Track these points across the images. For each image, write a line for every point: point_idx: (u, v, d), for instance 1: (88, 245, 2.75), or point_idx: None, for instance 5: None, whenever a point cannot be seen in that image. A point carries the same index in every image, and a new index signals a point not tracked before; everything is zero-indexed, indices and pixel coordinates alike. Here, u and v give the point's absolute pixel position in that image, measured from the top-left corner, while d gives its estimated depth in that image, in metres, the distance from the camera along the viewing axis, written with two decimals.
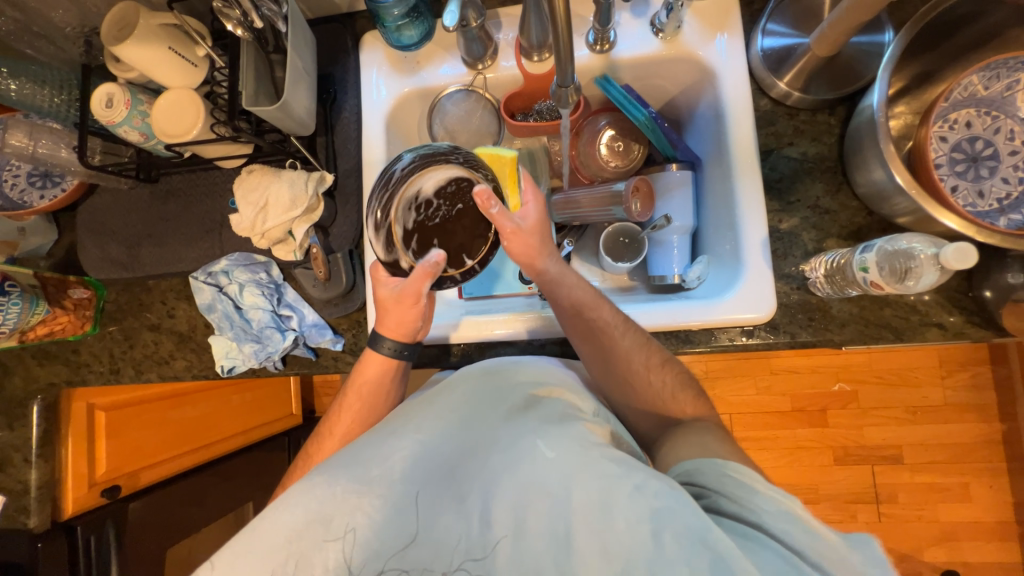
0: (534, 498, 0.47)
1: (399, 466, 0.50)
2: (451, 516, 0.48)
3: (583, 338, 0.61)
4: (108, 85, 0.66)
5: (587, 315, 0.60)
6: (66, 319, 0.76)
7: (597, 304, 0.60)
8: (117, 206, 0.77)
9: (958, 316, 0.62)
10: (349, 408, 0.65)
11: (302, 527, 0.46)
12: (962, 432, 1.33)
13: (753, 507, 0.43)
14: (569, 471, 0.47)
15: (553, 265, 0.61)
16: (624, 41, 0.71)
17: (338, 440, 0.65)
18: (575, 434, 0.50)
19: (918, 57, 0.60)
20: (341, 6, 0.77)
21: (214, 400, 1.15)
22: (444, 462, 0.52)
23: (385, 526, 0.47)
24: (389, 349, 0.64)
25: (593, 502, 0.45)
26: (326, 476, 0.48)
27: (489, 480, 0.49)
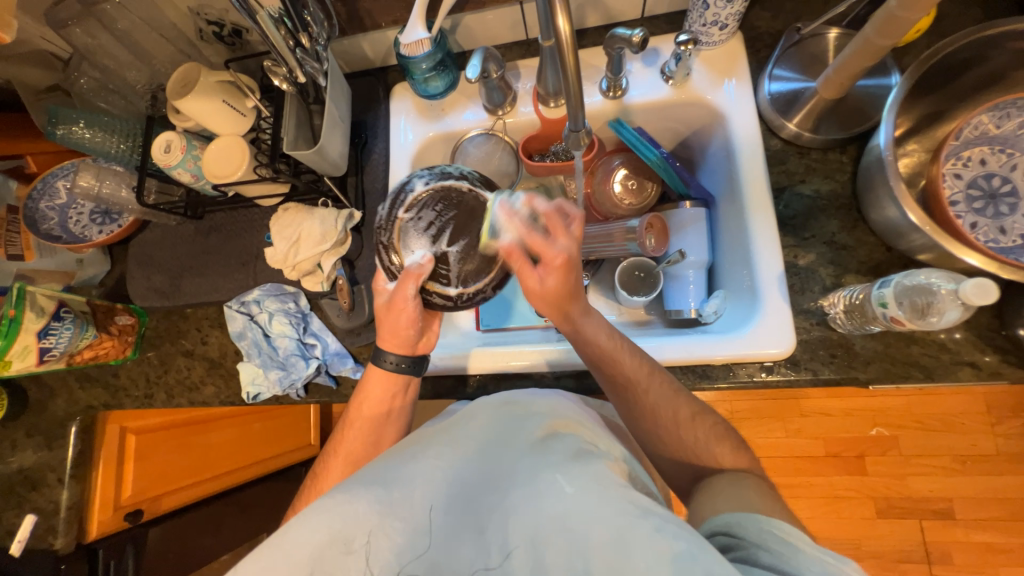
0: (552, 533, 0.45)
1: (420, 489, 0.50)
2: (470, 548, 0.48)
3: (616, 395, 0.60)
4: (168, 133, 0.74)
5: (620, 364, 0.59)
6: (110, 344, 0.81)
7: (626, 355, 0.59)
8: (166, 240, 0.84)
9: (993, 356, 0.59)
10: (361, 431, 0.68)
11: (323, 543, 0.46)
12: (1018, 484, 1.23)
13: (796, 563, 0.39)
14: (587, 508, 0.45)
15: (586, 322, 0.59)
16: (636, 88, 0.75)
17: (342, 460, 0.67)
18: (595, 471, 0.49)
19: (924, 98, 0.61)
20: (375, 61, 0.85)
21: (239, 427, 1.18)
22: (463, 493, 0.52)
23: (406, 551, 0.48)
24: (391, 363, 0.67)
25: (613, 541, 0.42)
26: (348, 494, 0.49)
27: (508, 514, 0.49)
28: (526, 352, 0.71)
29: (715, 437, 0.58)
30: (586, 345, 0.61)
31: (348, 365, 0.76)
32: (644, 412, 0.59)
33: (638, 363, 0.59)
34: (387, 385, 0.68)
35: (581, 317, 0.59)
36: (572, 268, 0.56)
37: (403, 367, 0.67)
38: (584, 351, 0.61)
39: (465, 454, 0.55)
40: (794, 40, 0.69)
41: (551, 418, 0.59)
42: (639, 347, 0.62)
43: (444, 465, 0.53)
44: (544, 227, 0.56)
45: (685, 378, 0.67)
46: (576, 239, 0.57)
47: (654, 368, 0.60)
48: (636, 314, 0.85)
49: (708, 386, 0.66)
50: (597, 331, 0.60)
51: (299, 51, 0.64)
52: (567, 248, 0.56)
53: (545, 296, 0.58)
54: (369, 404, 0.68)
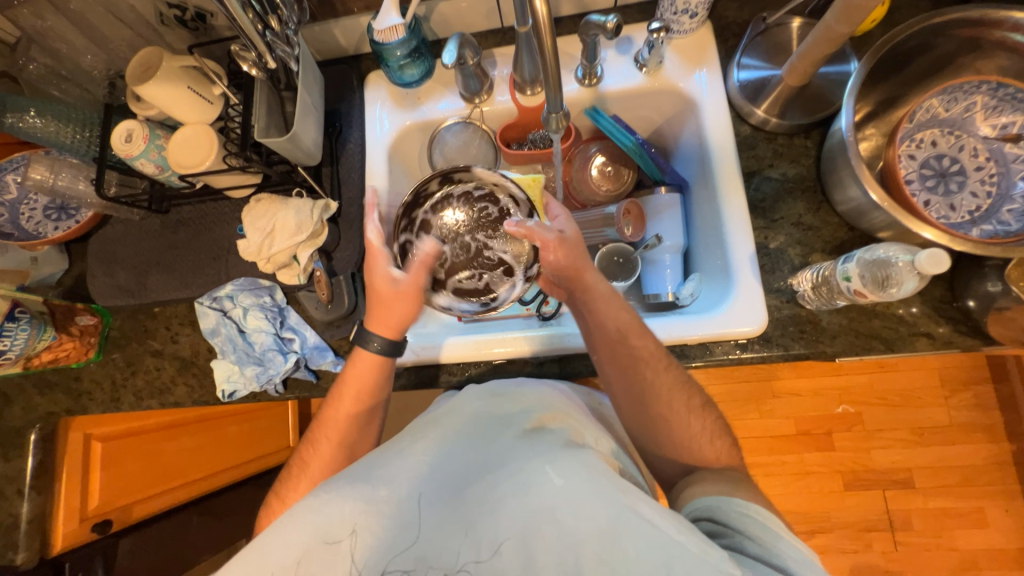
0: (543, 524, 0.45)
1: (406, 484, 0.50)
2: (460, 544, 0.46)
3: (618, 367, 0.60)
4: (129, 122, 0.70)
5: (629, 337, 0.60)
6: (72, 345, 0.77)
7: (638, 332, 0.60)
8: (129, 235, 0.80)
9: (946, 327, 0.63)
10: (340, 412, 0.65)
11: (310, 544, 0.46)
12: (970, 453, 1.31)
13: (775, 550, 0.43)
14: (578, 498, 0.46)
15: (596, 281, 0.62)
16: (611, 76, 0.76)
17: (331, 444, 0.65)
18: (585, 461, 0.50)
19: (879, 85, 0.65)
20: (348, 49, 0.83)
21: (206, 433, 1.11)
22: (453, 485, 0.51)
23: (391, 548, 0.46)
24: (375, 345, 0.64)
25: (603, 531, 0.43)
26: (333, 494, 0.48)
27: (497, 506, 0.48)
28: (508, 339, 0.71)
29: (680, 407, 0.60)
30: (587, 306, 0.62)
31: (328, 358, 0.74)
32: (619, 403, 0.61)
33: (649, 343, 0.61)
34: (373, 367, 0.65)
35: (592, 278, 0.61)
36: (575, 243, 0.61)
37: (387, 348, 0.65)
38: (586, 313, 0.62)
39: (455, 447, 0.56)
40: (761, 28, 0.71)
41: (539, 414, 0.59)
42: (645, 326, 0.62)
43: (431, 459, 0.54)
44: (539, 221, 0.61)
45: None
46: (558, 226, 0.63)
47: (659, 351, 0.61)
48: None
49: (687, 365, 0.68)
50: (603, 294, 0.61)
51: (269, 34, 0.62)
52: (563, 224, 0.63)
53: (559, 258, 0.59)
54: (352, 385, 0.65)
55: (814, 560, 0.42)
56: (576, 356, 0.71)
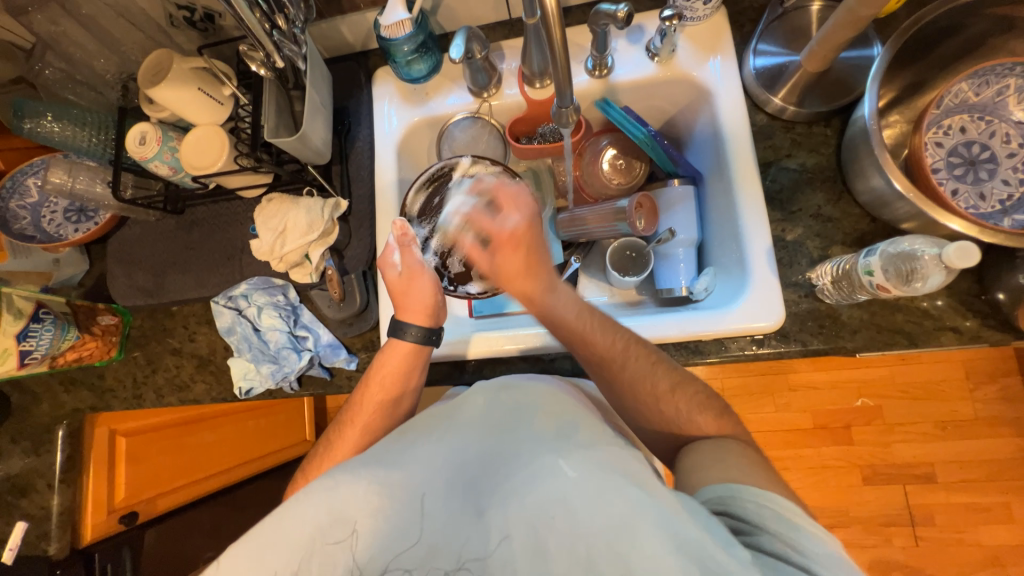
0: (554, 515, 0.46)
1: (420, 473, 0.49)
2: (470, 532, 0.47)
3: (594, 370, 0.62)
4: (142, 125, 0.71)
5: (591, 341, 0.61)
6: (94, 344, 0.79)
7: (599, 332, 0.61)
8: (146, 236, 0.82)
9: (974, 320, 0.61)
10: (370, 400, 0.66)
11: (323, 521, 0.45)
12: (996, 447, 1.28)
13: (800, 547, 0.41)
14: (590, 492, 0.46)
15: (554, 299, 0.64)
16: (621, 66, 0.74)
17: (358, 431, 0.65)
18: (598, 455, 0.49)
19: (905, 69, 0.62)
20: (355, 45, 0.83)
21: (234, 426, 1.15)
22: (465, 475, 0.51)
23: (398, 539, 0.46)
24: (412, 335, 0.66)
25: (615, 525, 0.43)
26: (349, 475, 0.48)
27: (509, 495, 0.49)
28: (517, 335, 0.71)
29: (697, 408, 0.59)
30: (556, 323, 0.64)
31: (341, 356, 0.75)
32: (632, 395, 0.60)
33: (613, 339, 0.61)
34: (409, 358, 0.66)
35: (545, 293, 0.65)
36: (522, 241, 0.66)
37: (423, 338, 0.67)
38: (555, 329, 0.64)
39: (467, 436, 0.54)
40: (778, 13, 0.69)
41: (550, 404, 0.57)
42: (615, 323, 0.63)
43: (443, 446, 0.52)
44: (495, 203, 0.67)
45: (678, 354, 0.68)
46: (524, 210, 0.66)
47: (633, 342, 0.61)
48: (628, 294, 0.85)
49: (700, 361, 0.67)
50: (566, 308, 0.63)
51: (277, 34, 0.62)
52: (517, 220, 0.66)
53: (503, 266, 0.66)
54: (385, 373, 0.66)
55: (840, 556, 0.40)
56: None
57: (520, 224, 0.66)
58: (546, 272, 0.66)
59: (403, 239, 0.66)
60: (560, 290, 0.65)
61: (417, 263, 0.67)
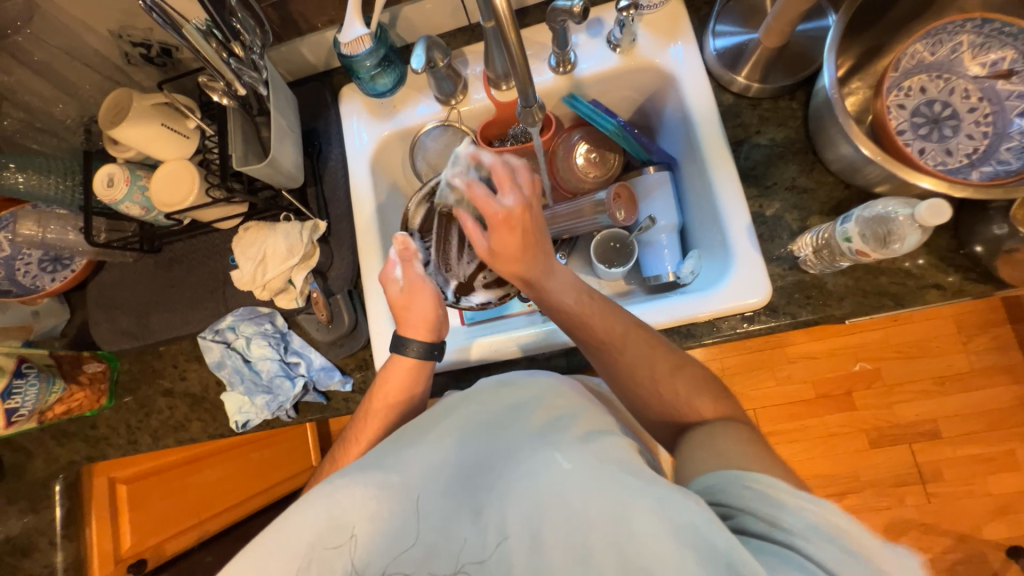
0: (549, 508, 0.44)
1: (417, 474, 0.49)
2: (467, 530, 0.46)
3: (593, 354, 0.62)
4: (108, 166, 0.70)
5: (591, 328, 0.60)
6: (83, 395, 0.77)
7: (599, 316, 0.60)
8: (125, 279, 0.80)
9: (955, 275, 0.61)
10: (376, 413, 0.64)
11: (323, 527, 0.46)
12: (994, 396, 1.29)
13: (783, 525, 0.39)
14: (587, 482, 0.44)
15: (553, 283, 0.60)
16: (584, 61, 0.74)
17: (363, 446, 0.63)
18: (595, 444, 0.48)
19: (859, 36, 0.63)
20: (317, 66, 0.82)
21: (233, 461, 1.10)
22: (464, 473, 0.51)
23: (395, 543, 0.46)
24: (414, 350, 0.66)
25: (610, 514, 0.42)
26: (346, 479, 0.49)
27: (506, 491, 0.47)
28: (513, 338, 0.70)
29: (696, 391, 0.56)
30: (555, 308, 0.62)
31: (335, 378, 0.74)
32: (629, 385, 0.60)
33: (612, 322, 0.60)
34: (413, 371, 0.65)
35: (544, 278, 0.61)
36: (517, 224, 0.58)
37: (424, 352, 0.66)
38: (555, 314, 0.62)
39: (465, 433, 0.54)
40: None
41: (550, 397, 0.56)
42: (612, 306, 0.62)
43: (442, 451, 0.52)
44: (492, 179, 0.58)
45: (671, 340, 0.68)
46: (522, 192, 0.58)
47: (631, 326, 0.61)
48: (617, 286, 0.85)
49: (694, 344, 0.68)
50: (563, 293, 0.61)
51: (234, 61, 0.61)
52: (513, 201, 0.57)
53: (500, 250, 0.60)
54: (390, 386, 0.65)
55: (826, 526, 0.38)
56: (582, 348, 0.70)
57: (515, 205, 0.58)
58: (544, 253, 0.60)
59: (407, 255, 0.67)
60: (554, 272, 0.61)
61: (418, 277, 0.66)
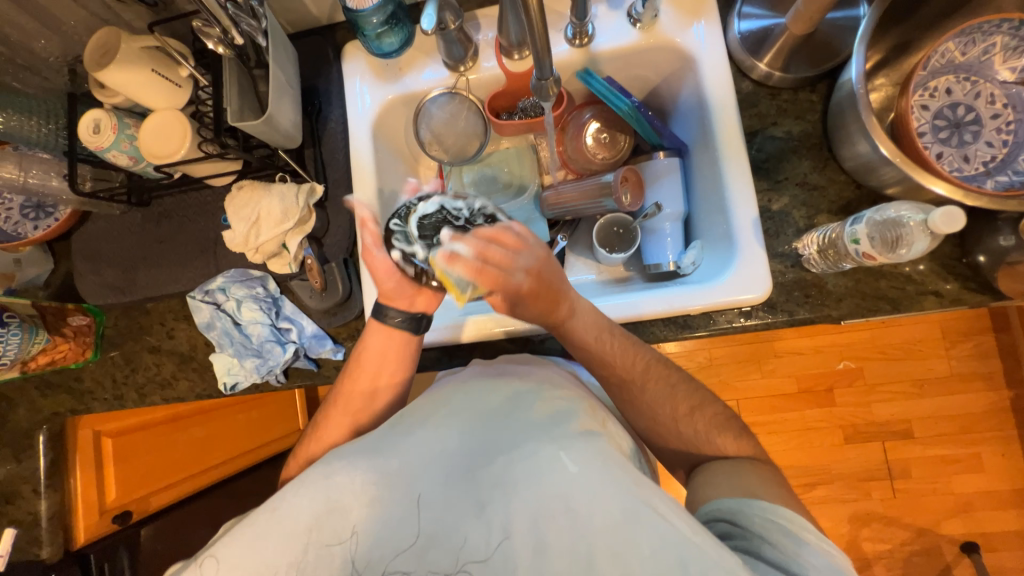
0: (552, 512, 0.46)
1: (419, 461, 0.49)
2: (472, 524, 0.47)
3: (606, 384, 0.64)
4: (95, 111, 0.66)
5: (613, 362, 0.61)
6: (67, 347, 0.76)
7: (623, 354, 0.61)
8: (112, 231, 0.78)
9: (955, 284, 0.62)
10: (357, 379, 0.66)
11: (320, 512, 0.46)
12: (971, 401, 1.33)
13: (798, 558, 0.44)
14: (593, 490, 0.46)
15: (573, 321, 0.61)
16: (603, 34, 0.71)
17: (346, 412, 0.66)
18: (600, 449, 0.48)
19: (891, 28, 0.61)
20: (320, 18, 0.78)
21: (222, 421, 1.10)
22: (464, 463, 0.50)
23: (402, 532, 0.47)
24: (393, 318, 0.65)
25: (615, 525, 0.44)
26: (346, 463, 0.49)
27: (507, 489, 0.48)
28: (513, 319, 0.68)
29: (716, 429, 0.60)
30: (577, 342, 0.62)
31: (327, 346, 0.73)
32: (617, 378, 0.62)
33: (634, 360, 0.62)
34: (397, 348, 0.66)
35: (567, 320, 0.61)
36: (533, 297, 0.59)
37: (408, 324, 0.65)
38: (576, 349, 0.63)
39: (463, 423, 0.53)
40: None
41: (550, 390, 0.54)
42: (635, 342, 0.63)
43: (439, 437, 0.51)
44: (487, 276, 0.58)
45: (667, 330, 0.68)
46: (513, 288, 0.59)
47: (653, 363, 0.62)
48: (616, 271, 0.84)
49: (689, 335, 0.68)
50: (586, 331, 0.61)
51: (232, 7, 0.57)
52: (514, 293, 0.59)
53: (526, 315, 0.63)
54: (370, 359, 0.66)
55: (835, 563, 0.44)
56: None
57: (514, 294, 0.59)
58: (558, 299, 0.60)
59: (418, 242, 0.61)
60: (580, 308, 0.61)
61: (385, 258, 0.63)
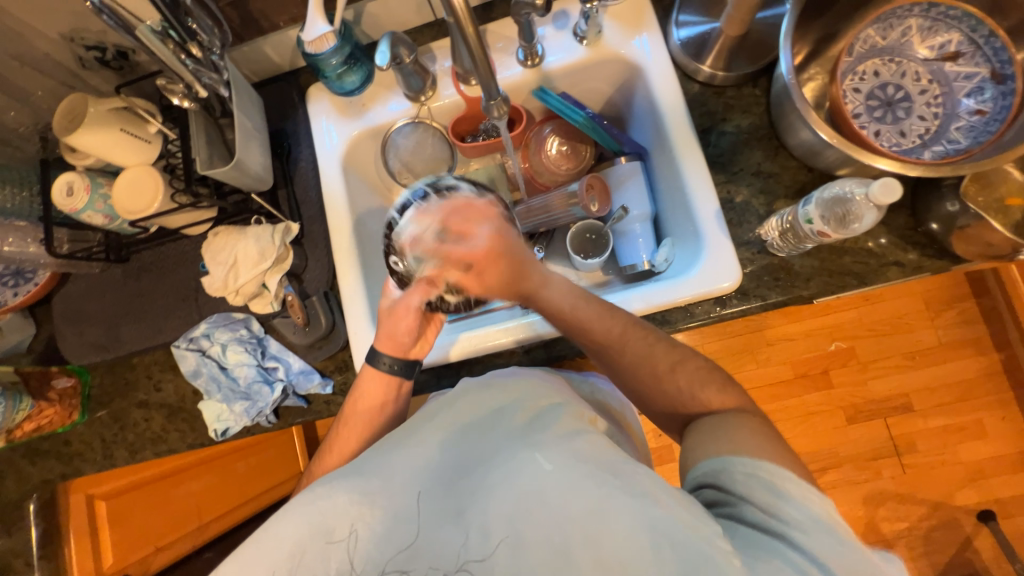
0: (531, 510, 0.45)
1: (402, 477, 0.50)
2: (451, 532, 0.46)
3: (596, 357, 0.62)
4: (67, 175, 0.68)
5: (591, 328, 0.60)
6: (53, 411, 0.75)
7: (598, 318, 0.60)
8: (92, 290, 0.78)
9: (914, 252, 0.64)
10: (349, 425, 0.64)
11: (304, 535, 0.46)
12: (963, 368, 1.35)
13: (780, 515, 0.42)
14: (567, 482, 0.45)
15: (539, 288, 0.62)
16: (552, 53, 0.75)
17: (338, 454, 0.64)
18: (576, 444, 0.49)
19: (816, 21, 0.65)
20: (283, 65, 0.81)
21: (218, 471, 1.08)
22: (445, 475, 0.50)
23: (386, 545, 0.46)
24: (386, 364, 0.66)
25: (591, 512, 0.43)
26: (328, 487, 0.49)
27: (486, 493, 0.47)
28: (507, 328, 0.70)
29: (701, 383, 0.57)
30: (551, 314, 0.63)
31: (315, 381, 0.73)
32: (624, 365, 0.60)
33: (611, 324, 0.60)
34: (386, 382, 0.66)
35: (537, 289, 0.62)
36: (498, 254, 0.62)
37: (398, 369, 0.66)
38: (552, 319, 0.63)
39: (446, 438, 0.54)
40: None
41: (529, 398, 0.56)
42: (611, 307, 0.62)
43: (423, 452, 0.52)
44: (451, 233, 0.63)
45: None
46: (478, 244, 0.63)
47: (630, 324, 0.61)
48: (595, 277, 0.86)
49: (669, 330, 0.69)
50: (557, 299, 0.62)
51: (192, 63, 0.60)
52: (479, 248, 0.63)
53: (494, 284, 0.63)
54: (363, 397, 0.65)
55: (823, 518, 0.42)
56: (561, 339, 0.71)
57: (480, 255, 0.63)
58: (531, 266, 0.63)
59: (428, 284, 0.65)
60: (542, 278, 0.62)
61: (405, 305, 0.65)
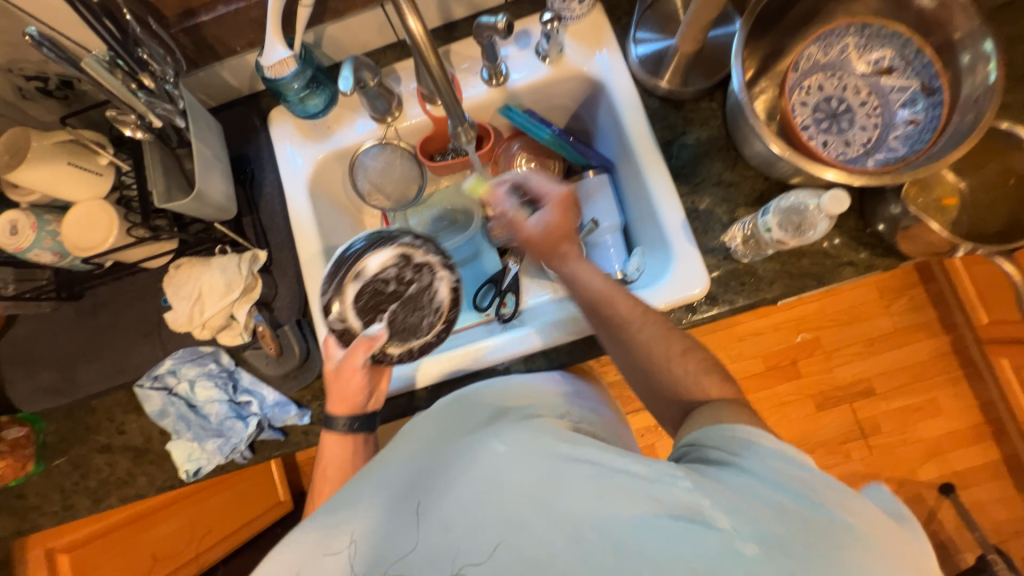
0: (490, 495, 0.44)
1: (371, 492, 0.48)
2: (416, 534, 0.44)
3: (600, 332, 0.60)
4: (10, 213, 0.64)
5: (613, 304, 0.58)
6: (4, 464, 0.70)
7: (618, 294, 0.58)
8: (43, 331, 0.74)
9: (865, 252, 0.68)
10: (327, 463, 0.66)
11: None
12: (917, 351, 1.43)
13: (746, 452, 0.44)
14: (522, 461, 0.45)
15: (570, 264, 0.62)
16: (516, 72, 0.76)
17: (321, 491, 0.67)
18: (526, 428, 0.49)
19: (762, 39, 0.68)
20: (241, 89, 0.79)
21: (192, 508, 1.02)
22: (407, 482, 0.49)
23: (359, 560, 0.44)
24: (342, 424, 0.66)
25: (545, 483, 0.43)
26: (305, 525, 0.48)
27: (446, 488, 0.46)
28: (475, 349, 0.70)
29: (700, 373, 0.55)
30: (578, 286, 0.61)
31: (291, 412, 0.71)
32: (620, 358, 0.59)
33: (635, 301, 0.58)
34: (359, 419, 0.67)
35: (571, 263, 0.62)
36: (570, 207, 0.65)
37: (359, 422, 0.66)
38: (574, 293, 0.61)
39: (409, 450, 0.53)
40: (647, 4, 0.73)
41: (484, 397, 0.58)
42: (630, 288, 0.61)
43: (386, 466, 0.51)
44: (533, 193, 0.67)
45: None
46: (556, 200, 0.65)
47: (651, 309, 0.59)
48: None
49: None
50: (591, 276, 0.60)
51: (144, 94, 0.58)
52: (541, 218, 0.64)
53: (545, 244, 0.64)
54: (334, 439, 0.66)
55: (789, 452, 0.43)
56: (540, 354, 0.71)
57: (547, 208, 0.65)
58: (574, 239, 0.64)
59: (369, 340, 0.62)
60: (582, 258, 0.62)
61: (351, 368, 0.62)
